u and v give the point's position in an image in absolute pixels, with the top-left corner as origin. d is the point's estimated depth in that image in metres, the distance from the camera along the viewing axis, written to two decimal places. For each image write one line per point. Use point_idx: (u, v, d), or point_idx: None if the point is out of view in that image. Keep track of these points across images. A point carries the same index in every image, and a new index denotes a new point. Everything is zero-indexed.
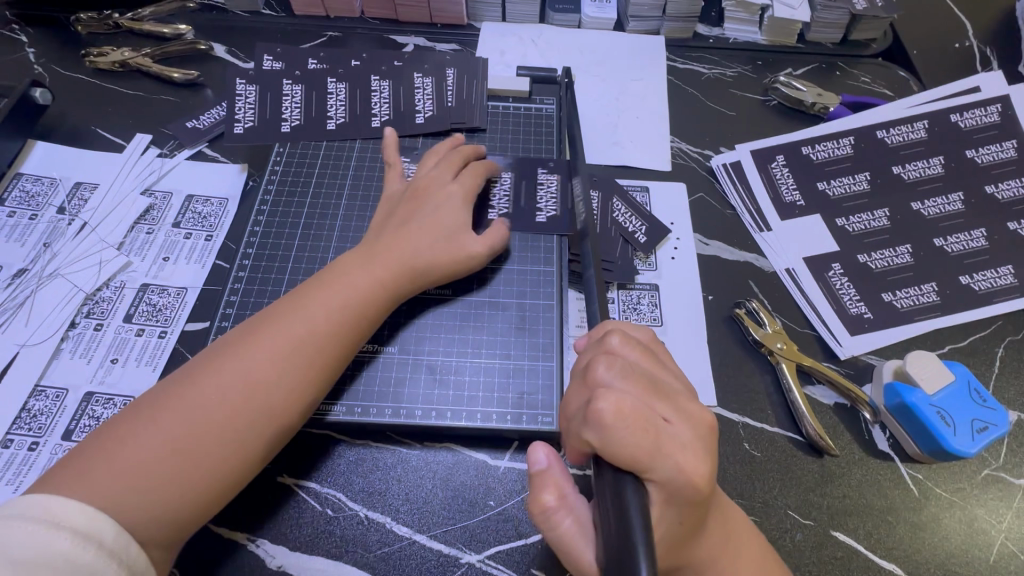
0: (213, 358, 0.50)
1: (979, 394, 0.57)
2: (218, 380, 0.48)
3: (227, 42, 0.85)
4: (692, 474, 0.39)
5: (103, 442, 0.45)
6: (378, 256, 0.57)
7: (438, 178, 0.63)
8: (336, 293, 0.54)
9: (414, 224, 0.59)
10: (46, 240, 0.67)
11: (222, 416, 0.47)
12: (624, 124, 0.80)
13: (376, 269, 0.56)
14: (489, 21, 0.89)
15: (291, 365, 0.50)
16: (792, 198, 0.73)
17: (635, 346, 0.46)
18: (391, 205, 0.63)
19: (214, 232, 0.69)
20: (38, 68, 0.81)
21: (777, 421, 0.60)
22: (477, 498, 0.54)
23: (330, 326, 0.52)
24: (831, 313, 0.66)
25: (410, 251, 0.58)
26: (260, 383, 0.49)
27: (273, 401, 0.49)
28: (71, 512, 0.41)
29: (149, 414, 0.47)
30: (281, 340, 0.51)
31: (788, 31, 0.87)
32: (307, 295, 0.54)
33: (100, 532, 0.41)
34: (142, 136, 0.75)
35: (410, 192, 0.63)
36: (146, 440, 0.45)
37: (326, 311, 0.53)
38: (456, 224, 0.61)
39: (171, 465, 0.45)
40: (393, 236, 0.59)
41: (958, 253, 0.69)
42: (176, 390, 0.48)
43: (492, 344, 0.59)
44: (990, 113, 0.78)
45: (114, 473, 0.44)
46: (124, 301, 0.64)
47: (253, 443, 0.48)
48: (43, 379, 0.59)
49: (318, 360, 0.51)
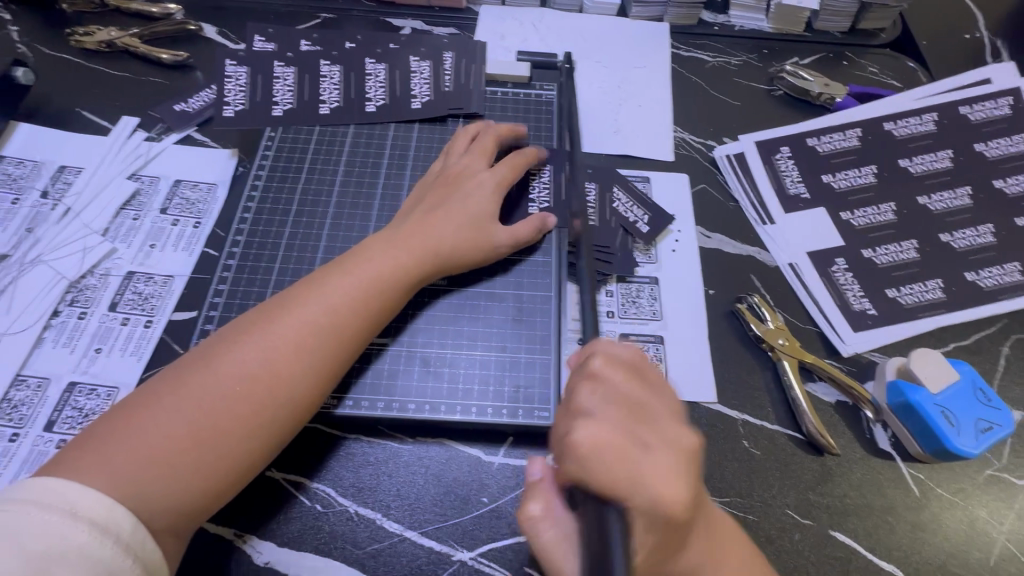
0: (231, 339, 0.48)
1: (983, 393, 0.56)
2: (239, 364, 0.47)
3: (218, 22, 0.83)
4: (671, 500, 0.38)
5: (118, 424, 0.44)
6: (401, 240, 0.56)
7: (471, 166, 0.62)
8: (354, 277, 0.52)
9: (444, 209, 0.58)
10: (29, 226, 0.65)
11: (243, 401, 0.46)
12: (626, 113, 0.78)
13: (399, 253, 0.55)
14: (488, 4, 0.87)
15: (311, 349, 0.49)
16: (796, 191, 0.72)
17: (620, 367, 0.45)
18: (423, 188, 0.62)
19: (202, 219, 0.67)
20: (20, 47, 0.78)
21: (777, 418, 0.58)
22: (470, 494, 0.53)
23: (353, 310, 0.51)
24: (835, 309, 0.64)
25: (435, 237, 0.56)
26: (282, 368, 0.47)
27: (294, 387, 0.48)
28: (92, 502, 0.39)
29: (161, 399, 0.45)
30: (304, 324, 0.49)
31: (795, 19, 0.85)
32: (326, 278, 0.52)
33: (118, 524, 0.39)
34: (129, 119, 0.73)
35: (442, 177, 0.62)
36: (162, 425, 0.44)
37: (348, 294, 0.51)
38: (487, 214, 0.59)
39: (193, 451, 0.44)
40: (418, 221, 0.57)
41: (964, 249, 0.68)
42: (193, 372, 0.46)
43: (488, 337, 0.58)
44: (1000, 105, 0.76)
45: (132, 457, 0.42)
46: (110, 288, 0.62)
47: (274, 430, 0.47)
48: (24, 368, 0.57)
49: (340, 346, 0.50)
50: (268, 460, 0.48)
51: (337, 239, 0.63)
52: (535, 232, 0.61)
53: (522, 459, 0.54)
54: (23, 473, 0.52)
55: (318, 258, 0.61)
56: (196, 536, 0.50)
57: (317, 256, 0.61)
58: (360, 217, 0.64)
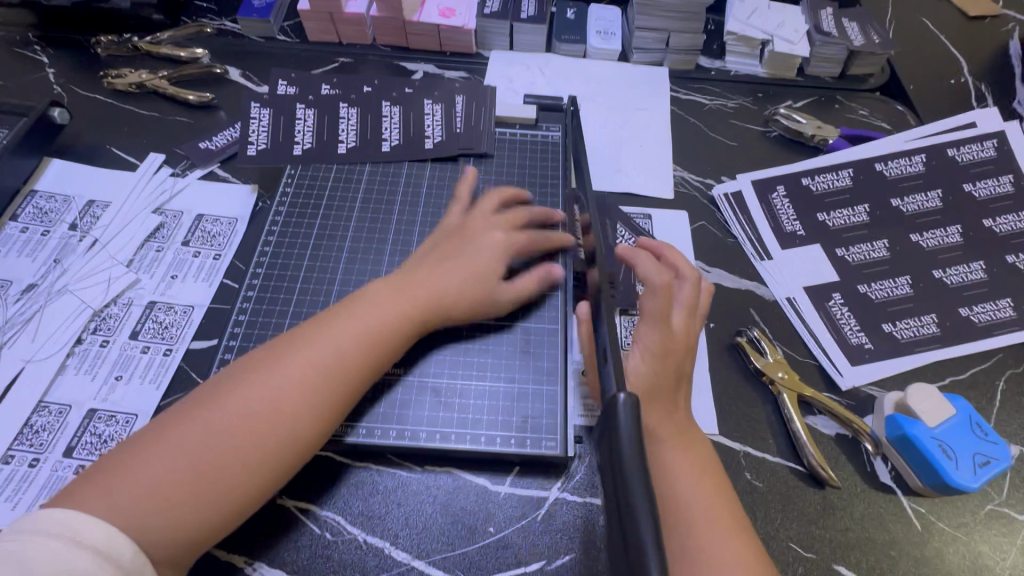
0: (239, 376, 0.50)
1: (980, 427, 0.57)
2: (245, 402, 0.49)
3: (242, 66, 0.88)
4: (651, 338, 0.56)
5: (128, 457, 0.45)
6: (409, 289, 0.58)
7: (485, 224, 0.64)
8: (360, 320, 0.54)
9: (452, 266, 0.60)
10: (58, 256, 0.68)
11: (248, 437, 0.47)
12: (628, 152, 0.82)
13: (405, 300, 0.57)
14: (497, 50, 0.92)
15: (316, 388, 0.51)
16: (793, 228, 0.74)
17: (664, 263, 0.63)
18: (435, 239, 0.64)
19: (223, 251, 0.70)
20: (57, 88, 0.83)
21: (778, 450, 0.60)
22: (476, 524, 0.54)
23: (357, 352, 0.53)
24: (833, 343, 0.66)
25: (442, 290, 0.58)
26: (286, 407, 0.49)
27: (298, 424, 0.49)
28: (96, 531, 0.41)
29: (168, 433, 0.47)
30: (308, 365, 0.51)
31: (788, 65, 0.90)
32: (333, 320, 0.55)
33: (119, 552, 0.41)
34: (156, 156, 0.77)
35: (457, 231, 0.64)
36: (168, 460, 0.45)
37: (353, 336, 0.53)
38: (495, 272, 0.61)
39: (194, 485, 0.45)
40: (427, 273, 0.59)
41: (957, 285, 0.70)
42: (201, 408, 0.48)
43: (497, 367, 0.60)
44: (986, 148, 0.80)
45: (138, 489, 0.44)
46: (131, 317, 0.65)
47: (274, 466, 0.48)
48: (47, 395, 0.59)
49: (344, 386, 0.52)
50: (268, 496, 0.49)
51: (352, 271, 0.65)
52: (542, 284, 0.63)
53: (529, 489, 0.56)
54: (40, 499, 0.53)
55: (334, 290, 0.64)
56: (207, 562, 0.51)
57: (333, 288, 0.64)
58: (375, 251, 0.67)
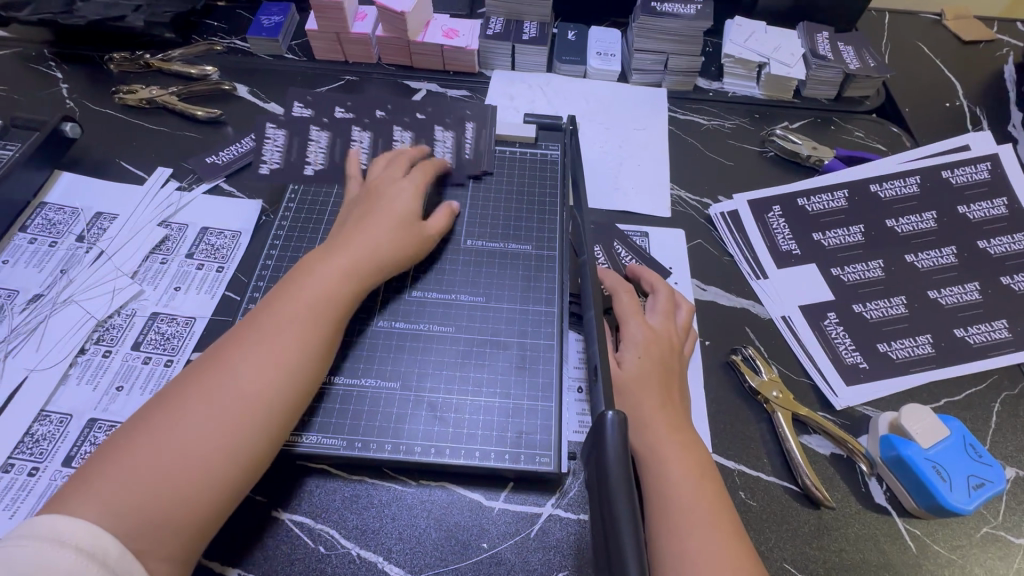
0: (201, 369, 0.51)
1: (975, 449, 0.57)
2: (214, 387, 0.49)
3: (250, 83, 0.90)
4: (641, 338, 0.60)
5: (106, 461, 0.45)
6: (342, 255, 0.58)
7: (388, 178, 0.67)
8: (310, 293, 0.55)
9: (370, 219, 0.62)
10: (64, 267, 0.70)
11: (223, 418, 0.48)
12: (626, 171, 0.83)
13: (340, 268, 0.58)
14: (499, 70, 0.94)
15: (278, 359, 0.51)
16: (788, 247, 0.75)
17: (649, 278, 0.67)
18: (348, 206, 0.66)
19: (226, 264, 0.71)
20: (70, 103, 0.86)
21: (773, 470, 0.60)
22: (470, 540, 0.54)
23: (314, 321, 0.54)
24: (828, 362, 0.66)
25: (373, 245, 0.60)
26: (254, 384, 0.50)
27: (270, 397, 0.50)
28: (82, 532, 0.41)
29: (143, 432, 0.47)
30: (270, 340, 0.52)
31: (784, 87, 0.91)
32: (284, 298, 0.55)
33: (105, 550, 0.41)
34: (163, 170, 0.79)
35: (365, 192, 0.66)
36: (147, 456, 0.45)
37: (304, 308, 0.54)
38: (410, 215, 0.64)
39: (180, 475, 0.45)
40: (354, 231, 0.61)
41: (953, 306, 0.70)
42: (172, 404, 0.49)
43: (493, 382, 0.60)
44: (980, 170, 0.81)
45: (123, 489, 0.44)
46: (134, 328, 0.66)
47: (258, 450, 0.49)
48: (48, 404, 0.60)
49: (308, 354, 0.53)
50: (257, 476, 0.49)
51: None
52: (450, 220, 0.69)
53: (523, 504, 0.56)
54: (38, 508, 0.54)
55: None
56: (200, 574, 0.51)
57: None
58: None
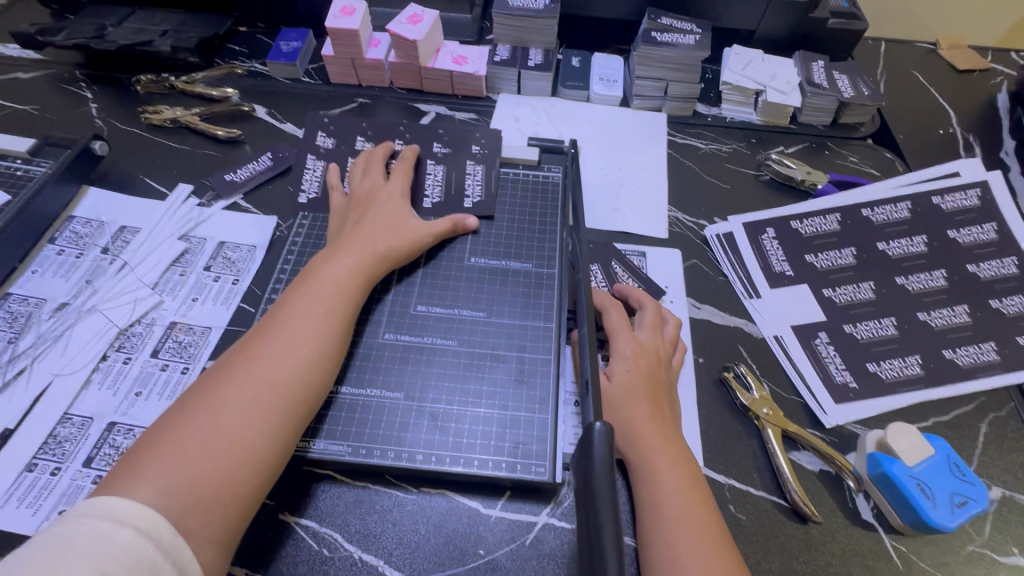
0: (232, 360, 0.54)
1: (959, 468, 0.58)
2: (248, 374, 0.52)
3: (268, 105, 0.95)
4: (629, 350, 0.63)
5: (149, 449, 0.47)
6: (350, 251, 0.64)
7: (375, 186, 0.73)
8: (326, 287, 0.60)
9: (366, 222, 0.68)
10: (89, 277, 0.74)
11: (261, 400, 0.51)
12: (625, 192, 0.86)
13: (349, 264, 0.63)
14: (505, 94, 0.98)
15: (305, 347, 0.56)
16: (781, 268, 0.78)
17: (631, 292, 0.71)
18: (338, 216, 0.72)
19: (241, 277, 0.75)
20: (99, 122, 0.91)
21: (762, 485, 0.61)
22: (467, 546, 0.56)
23: (334, 313, 0.59)
24: (818, 381, 0.68)
25: (373, 244, 0.66)
26: (286, 369, 0.54)
27: (300, 380, 0.54)
28: (137, 512, 0.42)
29: (181, 421, 0.49)
30: (295, 330, 0.56)
31: (780, 113, 0.95)
32: (302, 293, 0.60)
33: (158, 531, 0.42)
34: (184, 186, 0.83)
35: (353, 202, 0.72)
36: (191, 440, 0.48)
37: (321, 301, 0.59)
38: (401, 217, 0.70)
39: (224, 454, 0.48)
40: (352, 233, 0.67)
41: (941, 328, 0.72)
42: (206, 392, 0.51)
43: (492, 395, 0.63)
44: (970, 196, 0.83)
45: (171, 471, 0.46)
46: (153, 336, 0.69)
47: (290, 417, 0.52)
48: (71, 407, 0.63)
49: (330, 342, 0.57)
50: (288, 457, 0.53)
51: None
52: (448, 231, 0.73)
53: (519, 513, 0.58)
54: (59, 506, 0.57)
55: None
56: None
57: None
58: None
